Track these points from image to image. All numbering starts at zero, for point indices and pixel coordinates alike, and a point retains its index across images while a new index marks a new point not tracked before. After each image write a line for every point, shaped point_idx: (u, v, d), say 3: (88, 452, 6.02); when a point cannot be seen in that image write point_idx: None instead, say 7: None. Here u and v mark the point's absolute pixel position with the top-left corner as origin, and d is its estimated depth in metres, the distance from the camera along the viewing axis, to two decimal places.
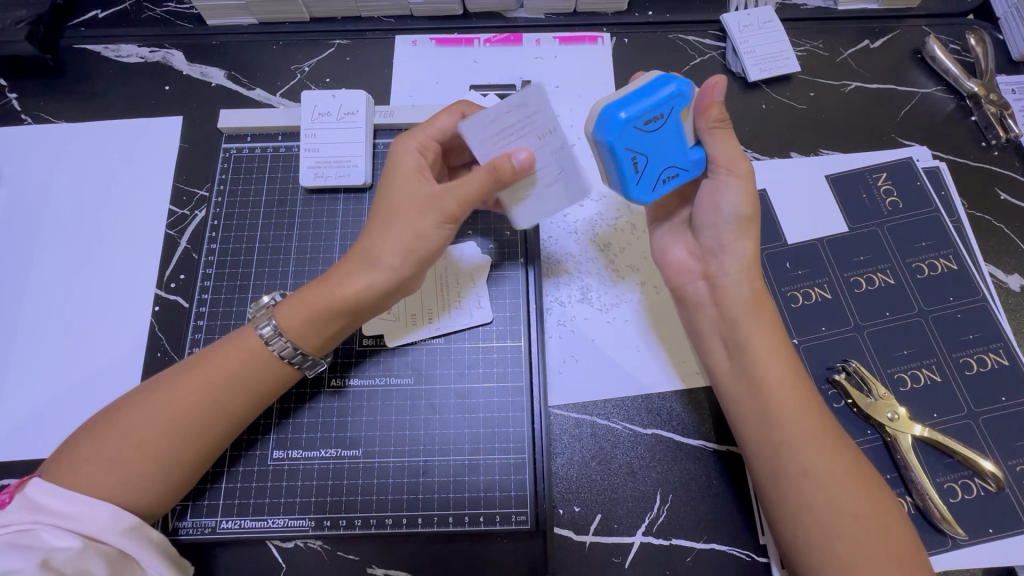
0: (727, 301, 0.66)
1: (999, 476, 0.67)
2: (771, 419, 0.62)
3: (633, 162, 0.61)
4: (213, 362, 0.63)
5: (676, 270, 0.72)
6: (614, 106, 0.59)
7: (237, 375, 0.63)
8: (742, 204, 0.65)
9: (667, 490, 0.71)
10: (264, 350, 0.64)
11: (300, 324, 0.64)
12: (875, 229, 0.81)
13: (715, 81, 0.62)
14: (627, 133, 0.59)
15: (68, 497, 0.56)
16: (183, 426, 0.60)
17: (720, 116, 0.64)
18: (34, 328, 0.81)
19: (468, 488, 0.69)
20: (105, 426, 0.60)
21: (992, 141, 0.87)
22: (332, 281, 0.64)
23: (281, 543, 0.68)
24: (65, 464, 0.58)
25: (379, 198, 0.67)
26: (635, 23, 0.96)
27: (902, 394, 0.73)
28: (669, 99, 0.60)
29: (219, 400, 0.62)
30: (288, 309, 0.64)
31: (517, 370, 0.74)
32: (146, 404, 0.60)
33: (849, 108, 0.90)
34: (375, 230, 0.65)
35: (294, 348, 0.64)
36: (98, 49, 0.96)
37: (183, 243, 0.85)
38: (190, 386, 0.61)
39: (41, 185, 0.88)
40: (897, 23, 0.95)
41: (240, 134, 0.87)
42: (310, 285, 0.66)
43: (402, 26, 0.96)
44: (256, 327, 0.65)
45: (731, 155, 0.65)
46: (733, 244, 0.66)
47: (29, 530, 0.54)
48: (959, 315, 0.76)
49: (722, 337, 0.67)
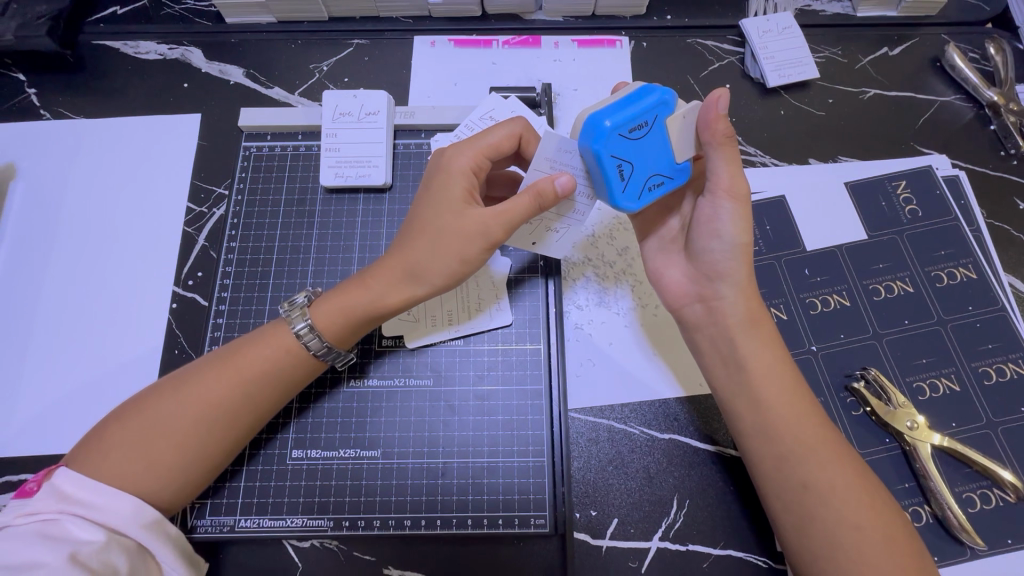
0: (726, 322, 0.66)
1: (1018, 486, 0.67)
2: (772, 436, 0.62)
3: (619, 170, 0.60)
4: (244, 356, 0.63)
5: (674, 292, 0.71)
6: (600, 114, 0.58)
7: (268, 370, 0.63)
8: (740, 230, 0.65)
9: (684, 496, 0.71)
10: (298, 347, 0.65)
11: (335, 320, 0.65)
12: (895, 237, 0.81)
13: (717, 94, 0.59)
14: (613, 140, 0.58)
15: (95, 488, 0.56)
16: (212, 415, 0.61)
17: (727, 131, 0.61)
18: (51, 322, 0.81)
19: (486, 490, 0.69)
20: (133, 413, 0.60)
21: (1012, 150, 0.87)
22: (368, 284, 0.65)
23: (297, 543, 0.68)
24: (91, 450, 0.58)
25: (422, 214, 0.65)
26: (654, 27, 0.96)
27: (921, 403, 0.73)
28: (654, 107, 0.59)
29: (249, 392, 0.62)
30: (324, 308, 0.66)
31: (536, 373, 0.74)
32: (176, 393, 0.61)
33: (869, 114, 0.90)
34: (417, 243, 0.64)
35: (324, 345, 0.65)
36: (117, 45, 0.96)
37: (201, 241, 0.85)
38: (220, 378, 0.62)
39: (60, 179, 0.88)
40: (916, 31, 0.95)
41: (260, 133, 0.87)
42: (344, 285, 0.67)
43: (422, 27, 0.96)
44: (291, 325, 0.65)
45: (734, 176, 0.63)
46: (729, 271, 0.66)
47: (56, 520, 0.54)
48: (978, 325, 0.76)
49: (719, 358, 0.67)
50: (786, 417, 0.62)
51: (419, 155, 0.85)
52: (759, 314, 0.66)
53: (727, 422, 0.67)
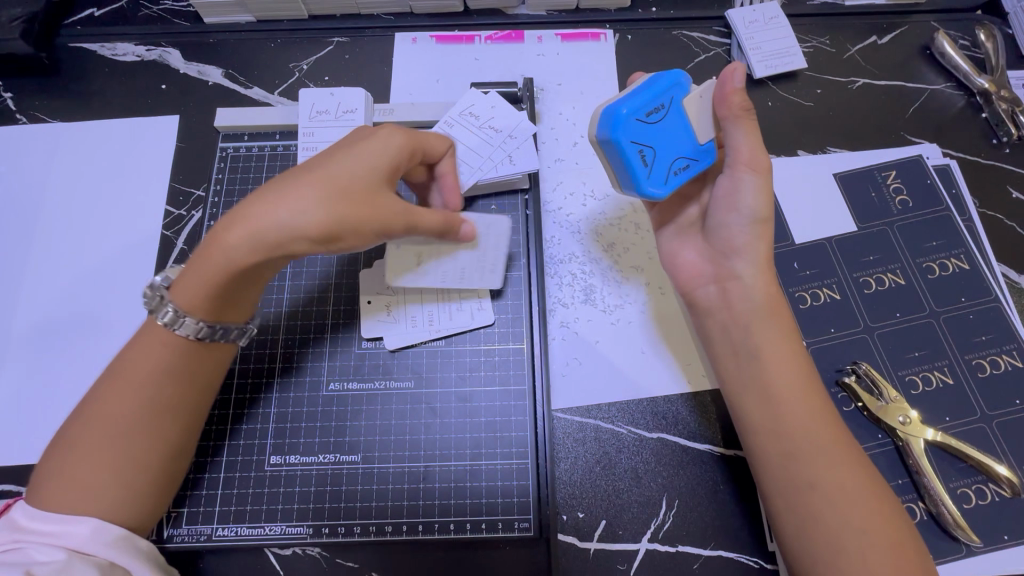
0: (743, 303, 0.65)
1: (1013, 481, 0.66)
2: (779, 429, 0.60)
3: (642, 156, 0.61)
4: (133, 362, 0.60)
5: (687, 273, 0.70)
6: (621, 100, 0.59)
7: (158, 369, 0.60)
8: (760, 203, 0.64)
9: (673, 496, 0.69)
10: (172, 337, 0.60)
11: (197, 295, 0.59)
12: (885, 229, 0.79)
13: (734, 66, 0.61)
14: (631, 126, 0.59)
15: (48, 517, 0.54)
16: (120, 429, 0.58)
17: (744, 103, 0.61)
18: (27, 330, 0.79)
19: (470, 494, 0.68)
20: (61, 448, 0.58)
21: (1004, 138, 0.86)
22: (211, 243, 0.58)
23: (277, 550, 0.67)
24: (37, 489, 0.57)
25: (308, 168, 0.60)
26: (638, 20, 0.94)
27: (913, 397, 0.71)
28: (670, 90, 0.61)
29: (151, 397, 0.59)
30: (185, 285, 0.59)
31: (519, 373, 0.73)
32: (88, 418, 0.58)
33: (858, 104, 0.89)
34: (286, 192, 0.57)
35: (203, 325, 0.60)
36: (93, 47, 0.95)
37: (180, 244, 0.83)
38: (115, 390, 0.59)
39: (37, 184, 0.87)
40: (905, 19, 0.94)
41: (239, 133, 0.86)
42: (197, 255, 0.60)
43: (403, 23, 0.94)
44: (159, 317, 0.60)
45: (754, 149, 0.62)
46: (747, 246, 0.65)
47: (13, 549, 0.53)
48: (971, 316, 0.74)
49: (732, 344, 0.65)
50: (799, 408, 0.60)
51: None
52: (777, 301, 0.65)
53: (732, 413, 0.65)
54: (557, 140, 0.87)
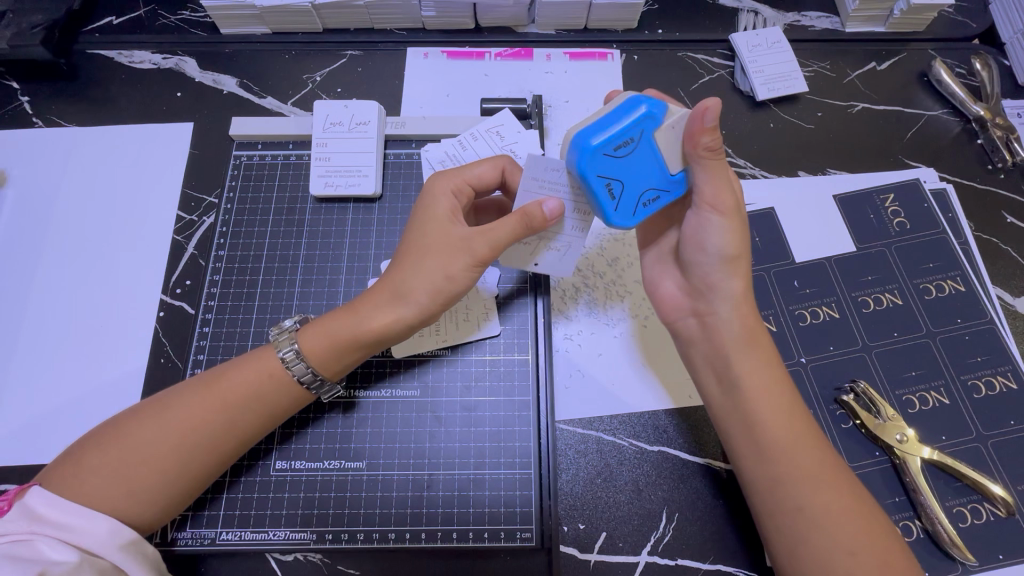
0: (720, 335, 0.65)
1: (1008, 501, 0.67)
2: (766, 454, 0.61)
3: (608, 189, 0.59)
4: (231, 384, 0.63)
5: (668, 304, 0.72)
6: (588, 131, 0.57)
7: (252, 395, 0.63)
8: (729, 242, 0.63)
9: (673, 509, 0.70)
10: (283, 374, 0.64)
11: (318, 351, 0.64)
12: (883, 250, 0.81)
13: (706, 104, 0.56)
14: (599, 160, 0.58)
15: (69, 508, 0.56)
16: (197, 445, 0.60)
17: (711, 145, 0.58)
18: (36, 330, 0.80)
19: (472, 502, 0.68)
20: (112, 436, 0.60)
21: (999, 164, 0.88)
22: (356, 309, 0.64)
23: (279, 556, 0.67)
24: (69, 474, 0.58)
25: (412, 236, 0.66)
26: (644, 41, 0.97)
27: (910, 416, 0.72)
28: (641, 122, 0.58)
29: (230, 418, 0.62)
30: (310, 334, 0.65)
31: (524, 384, 0.74)
32: (157, 420, 0.60)
33: (857, 128, 0.91)
34: (405, 265, 0.64)
35: (312, 374, 0.64)
36: (111, 54, 0.97)
37: (191, 249, 0.84)
38: (204, 404, 0.61)
39: (50, 187, 0.88)
40: (903, 46, 0.96)
41: (252, 142, 0.88)
42: (332, 312, 0.66)
43: (415, 39, 0.97)
44: (278, 351, 0.65)
45: (719, 189, 0.61)
46: (720, 284, 0.65)
47: (26, 541, 0.53)
48: (967, 337, 0.76)
49: (715, 373, 0.66)
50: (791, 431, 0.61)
51: (410, 166, 0.85)
52: (755, 334, 0.65)
53: (720, 437, 0.66)
54: None
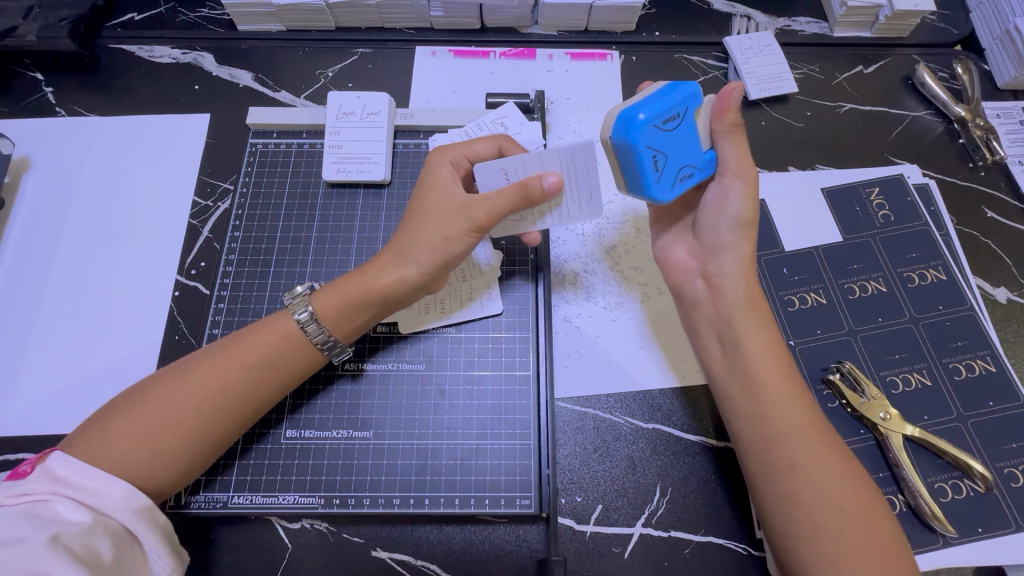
0: (727, 296, 0.70)
1: (987, 476, 0.70)
2: (757, 415, 0.64)
3: (655, 160, 0.64)
4: (249, 347, 0.66)
5: (677, 268, 0.75)
6: (640, 105, 0.62)
7: (270, 358, 0.66)
8: (745, 206, 0.69)
9: (666, 483, 0.73)
10: (299, 335, 0.68)
11: (333, 311, 0.68)
12: (869, 240, 0.85)
13: (732, 87, 0.67)
14: (650, 132, 0.62)
15: (88, 471, 0.58)
16: (217, 407, 0.63)
17: (736, 121, 0.68)
18: (56, 308, 0.83)
19: (474, 472, 0.71)
20: (136, 403, 0.62)
21: (979, 162, 0.92)
22: (366, 274, 0.69)
23: (287, 523, 0.70)
24: (92, 439, 0.60)
25: (416, 203, 0.71)
26: (643, 42, 1.02)
27: (894, 396, 0.76)
28: (685, 102, 0.65)
29: (249, 380, 0.65)
30: (324, 295, 0.69)
31: (525, 362, 0.77)
32: (179, 384, 0.63)
33: (845, 126, 0.95)
34: (411, 232, 0.69)
35: (325, 336, 0.68)
36: (132, 49, 1.01)
37: (205, 233, 0.88)
38: (225, 365, 0.65)
39: (71, 173, 0.92)
40: (889, 51, 1.01)
41: (267, 131, 0.92)
42: (345, 277, 0.71)
43: (423, 38, 1.02)
44: (293, 313, 0.68)
45: (742, 159, 0.69)
46: (732, 244, 0.70)
47: (45, 501, 0.56)
48: (948, 323, 0.79)
49: (717, 334, 0.70)
50: (778, 394, 0.64)
51: (417, 155, 0.89)
52: (758, 294, 0.70)
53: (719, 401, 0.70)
54: None
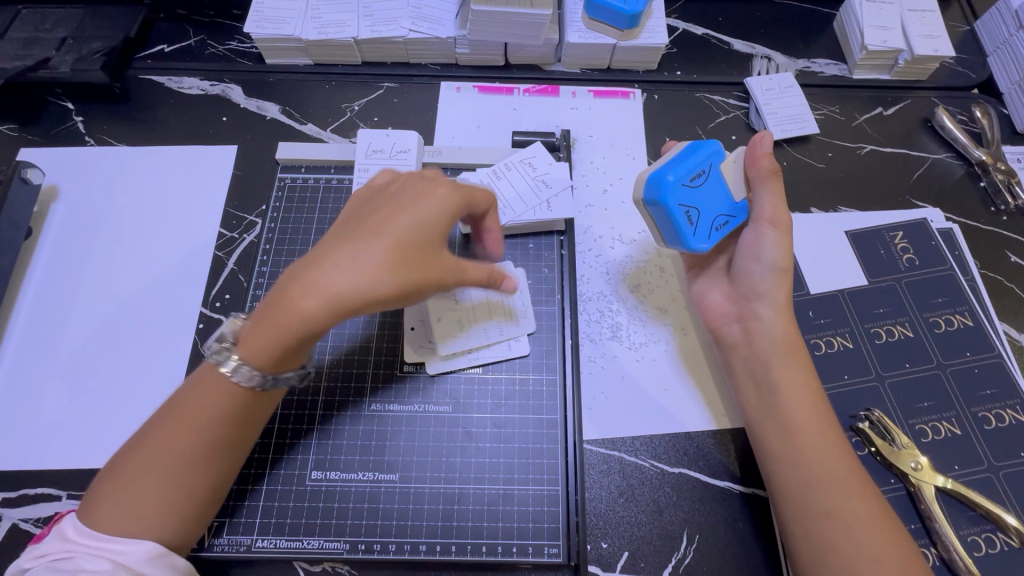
0: (763, 340, 0.70)
1: (1021, 531, 0.69)
2: (796, 459, 0.64)
3: (687, 215, 0.69)
4: (208, 400, 0.59)
5: (715, 312, 0.77)
6: (664, 169, 0.68)
7: (223, 409, 0.60)
8: (780, 255, 0.71)
9: (693, 531, 0.71)
10: (235, 385, 0.60)
11: (264, 355, 0.58)
12: (894, 284, 0.85)
13: (763, 135, 0.71)
14: (677, 190, 0.68)
15: (94, 534, 0.56)
16: (184, 469, 0.58)
17: (772, 167, 0.71)
18: (79, 340, 0.83)
19: (502, 517, 0.70)
20: (108, 486, 0.58)
21: (1002, 206, 0.93)
22: (291, 304, 0.56)
23: (308, 567, 0.69)
24: (82, 521, 0.57)
25: (364, 230, 0.60)
26: (665, 81, 1.03)
27: (924, 445, 0.75)
28: (708, 158, 0.71)
29: (210, 437, 0.59)
30: (249, 340, 0.58)
31: (551, 403, 0.76)
32: (142, 459, 0.58)
33: (866, 168, 0.96)
34: (356, 261, 0.58)
35: (262, 377, 0.59)
36: (162, 80, 1.03)
37: (231, 265, 0.88)
38: (178, 429, 0.59)
39: (99, 203, 0.93)
40: (908, 93, 1.02)
41: (296, 166, 0.93)
42: (262, 311, 0.58)
43: (448, 74, 1.03)
44: (220, 364, 0.60)
45: (777, 207, 0.71)
46: (768, 292, 0.71)
47: (64, 557, 0.55)
48: (976, 370, 0.79)
49: (753, 377, 0.71)
50: (815, 441, 0.65)
51: None
52: (796, 341, 0.70)
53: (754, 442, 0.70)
54: (588, 186, 0.94)
